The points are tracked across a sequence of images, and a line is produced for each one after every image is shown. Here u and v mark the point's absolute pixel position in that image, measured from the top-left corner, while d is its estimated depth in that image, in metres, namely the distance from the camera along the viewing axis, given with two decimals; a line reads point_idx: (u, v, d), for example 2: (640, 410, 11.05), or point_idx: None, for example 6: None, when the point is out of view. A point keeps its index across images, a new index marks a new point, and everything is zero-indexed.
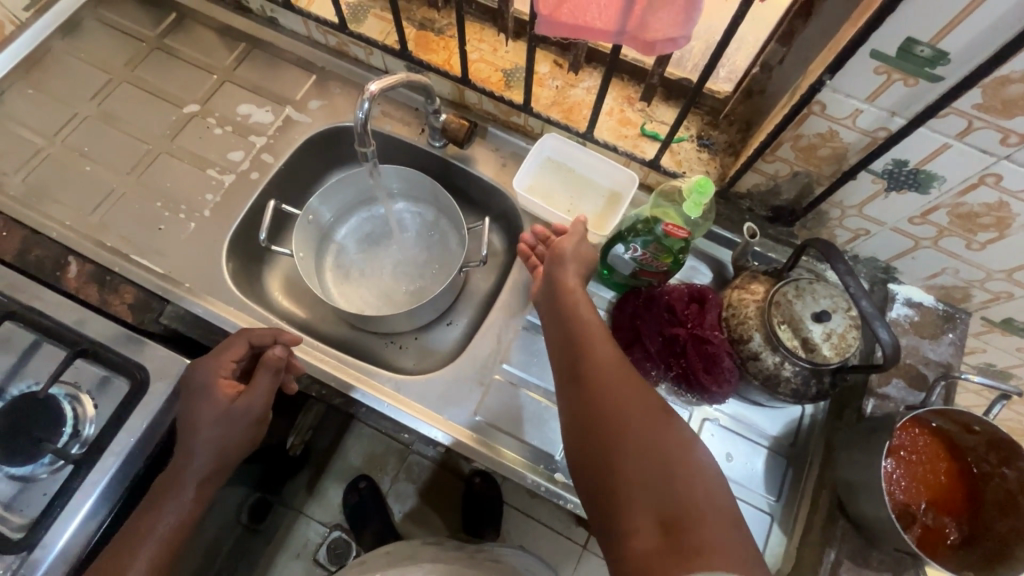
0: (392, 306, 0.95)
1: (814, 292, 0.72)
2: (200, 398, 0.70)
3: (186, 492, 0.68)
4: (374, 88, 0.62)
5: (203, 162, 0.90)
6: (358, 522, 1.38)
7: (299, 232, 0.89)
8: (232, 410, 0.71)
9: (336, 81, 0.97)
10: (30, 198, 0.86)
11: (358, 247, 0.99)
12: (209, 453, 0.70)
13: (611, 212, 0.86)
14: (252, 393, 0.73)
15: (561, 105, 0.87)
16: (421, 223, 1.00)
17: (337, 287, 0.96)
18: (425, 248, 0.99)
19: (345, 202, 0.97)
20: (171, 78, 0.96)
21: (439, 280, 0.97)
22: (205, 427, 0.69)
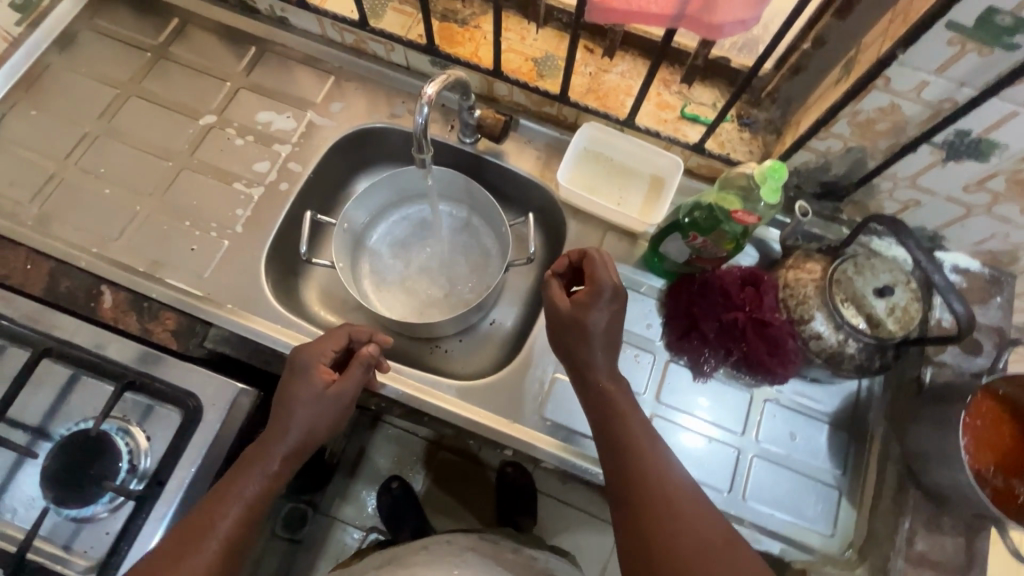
0: (434, 311, 0.93)
1: (873, 266, 0.72)
2: (300, 379, 0.69)
3: (272, 464, 0.65)
4: (431, 92, 0.60)
5: (228, 176, 0.86)
6: (392, 521, 1.35)
7: (337, 241, 0.87)
8: (326, 397, 0.69)
9: (356, 81, 0.93)
10: (51, 226, 0.82)
11: (394, 252, 0.97)
12: (299, 435, 0.67)
13: (656, 200, 0.85)
14: (346, 383, 0.70)
15: (597, 92, 0.85)
16: (457, 223, 0.97)
17: (375, 295, 0.93)
18: (462, 248, 0.97)
19: (379, 205, 0.94)
20: (183, 89, 0.91)
21: (479, 282, 0.94)
22: (300, 408, 0.68)
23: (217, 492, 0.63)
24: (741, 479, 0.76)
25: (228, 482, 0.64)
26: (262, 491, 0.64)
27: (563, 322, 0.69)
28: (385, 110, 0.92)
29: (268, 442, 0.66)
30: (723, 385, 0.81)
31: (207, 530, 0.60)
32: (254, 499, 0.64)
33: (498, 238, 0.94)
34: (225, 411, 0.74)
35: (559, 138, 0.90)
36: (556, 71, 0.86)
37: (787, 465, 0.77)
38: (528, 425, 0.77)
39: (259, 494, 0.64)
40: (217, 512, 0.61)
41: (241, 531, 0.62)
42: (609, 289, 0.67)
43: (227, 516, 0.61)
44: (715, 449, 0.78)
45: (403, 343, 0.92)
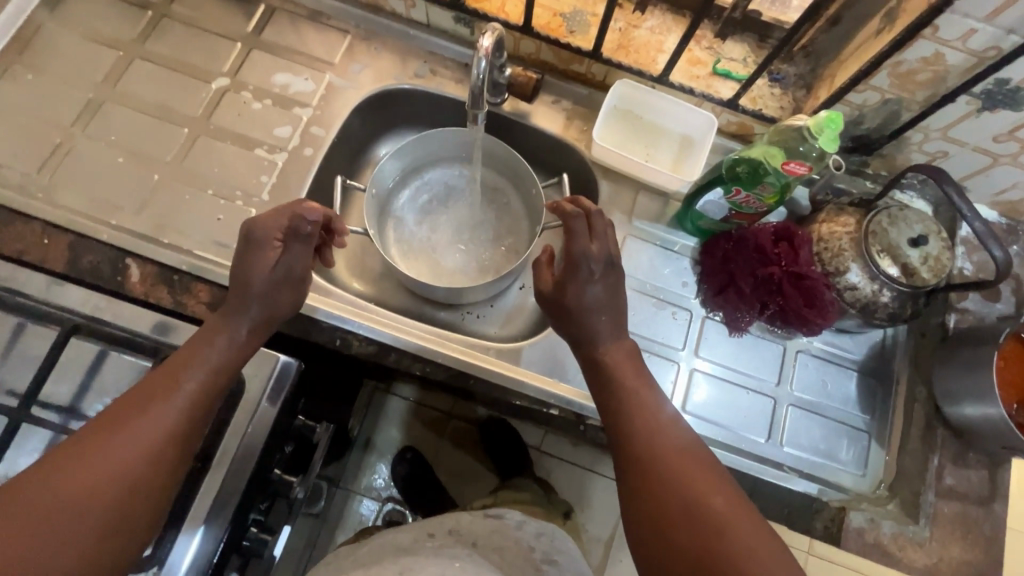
0: (464, 277, 0.92)
1: (906, 218, 0.74)
2: (248, 252, 0.64)
3: (238, 332, 0.62)
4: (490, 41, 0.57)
5: (248, 142, 0.82)
6: (409, 492, 1.37)
7: (367, 207, 0.84)
8: (279, 268, 0.64)
9: (376, 40, 0.89)
10: (62, 198, 0.77)
11: (420, 218, 0.95)
12: (259, 306, 0.63)
13: (688, 158, 0.85)
14: (291, 259, 0.64)
15: (627, 48, 0.84)
16: (484, 187, 0.95)
17: (404, 262, 0.92)
18: (488, 214, 0.95)
19: (405, 170, 0.92)
20: (191, 50, 0.86)
21: (509, 248, 0.93)
22: (255, 277, 0.63)
23: (171, 362, 0.57)
24: (778, 426, 0.79)
25: (190, 348, 0.59)
26: (225, 358, 0.59)
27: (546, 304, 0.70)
28: (408, 71, 0.88)
29: (227, 317, 0.62)
30: (757, 339, 0.83)
31: (165, 393, 0.54)
32: (218, 369, 0.59)
33: (527, 203, 0.93)
34: (269, 384, 0.71)
35: (588, 97, 0.88)
36: (586, 27, 0.84)
37: (820, 412, 0.80)
38: (574, 385, 0.77)
39: (218, 364, 0.59)
40: (172, 380, 0.55)
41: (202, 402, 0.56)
42: (583, 259, 0.66)
43: (187, 384, 0.56)
44: (753, 400, 0.80)
45: (434, 311, 0.91)
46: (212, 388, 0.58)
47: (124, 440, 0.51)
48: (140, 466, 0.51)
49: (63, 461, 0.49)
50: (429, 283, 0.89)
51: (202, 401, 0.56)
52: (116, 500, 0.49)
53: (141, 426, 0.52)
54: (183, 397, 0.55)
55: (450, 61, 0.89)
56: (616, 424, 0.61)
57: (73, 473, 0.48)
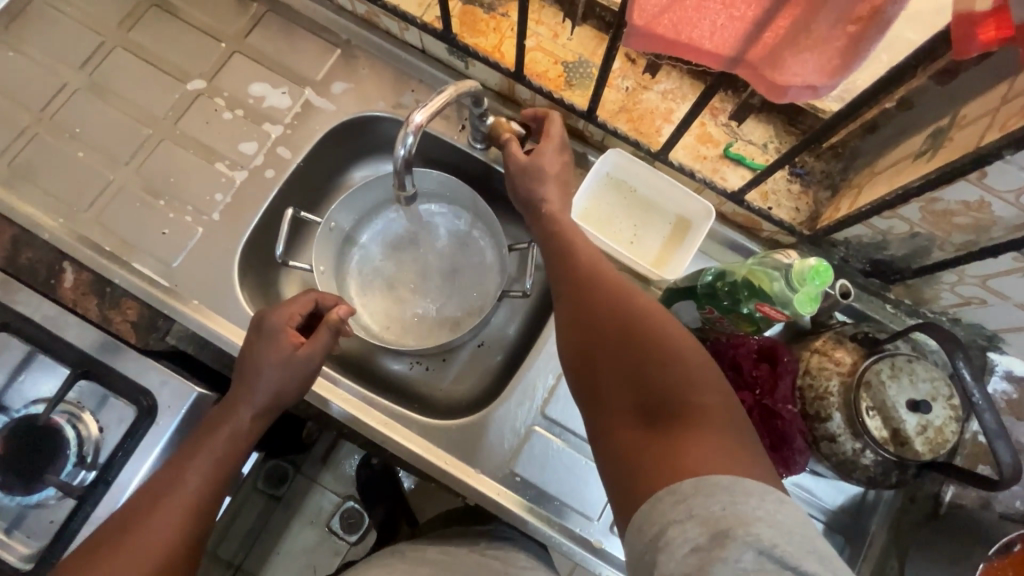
0: (418, 326, 0.85)
1: (912, 372, 0.62)
2: (267, 343, 0.67)
3: (243, 415, 0.65)
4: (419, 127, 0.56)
5: (212, 155, 0.79)
6: (369, 495, 1.24)
7: (320, 242, 0.79)
8: (293, 363, 0.67)
9: (365, 59, 0.82)
10: (19, 187, 0.76)
11: (384, 254, 0.88)
12: (265, 398, 0.66)
13: (678, 245, 0.75)
14: (313, 347, 0.67)
15: (630, 112, 0.74)
16: (458, 231, 0.88)
17: (358, 301, 0.86)
18: (458, 262, 0.87)
19: (375, 203, 0.86)
20: (174, 44, 0.82)
21: (472, 302, 0.86)
22: (267, 370, 0.66)
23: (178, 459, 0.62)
24: None
25: (199, 437, 0.63)
26: (223, 449, 0.64)
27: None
28: (391, 98, 0.81)
29: (230, 410, 0.65)
30: None
31: (170, 491, 0.60)
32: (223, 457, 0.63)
33: (498, 256, 0.86)
34: (180, 417, 0.69)
35: (581, 155, 0.79)
36: (588, 81, 0.74)
37: None
38: (494, 478, 0.71)
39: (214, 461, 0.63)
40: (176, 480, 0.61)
41: (206, 493, 0.62)
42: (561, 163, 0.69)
43: (190, 480, 0.61)
44: None
45: (379, 357, 0.85)
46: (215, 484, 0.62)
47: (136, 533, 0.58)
48: (160, 553, 0.58)
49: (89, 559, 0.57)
50: (380, 330, 0.84)
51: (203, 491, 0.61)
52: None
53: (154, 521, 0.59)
54: (189, 491, 0.61)
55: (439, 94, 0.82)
56: (575, 303, 0.60)
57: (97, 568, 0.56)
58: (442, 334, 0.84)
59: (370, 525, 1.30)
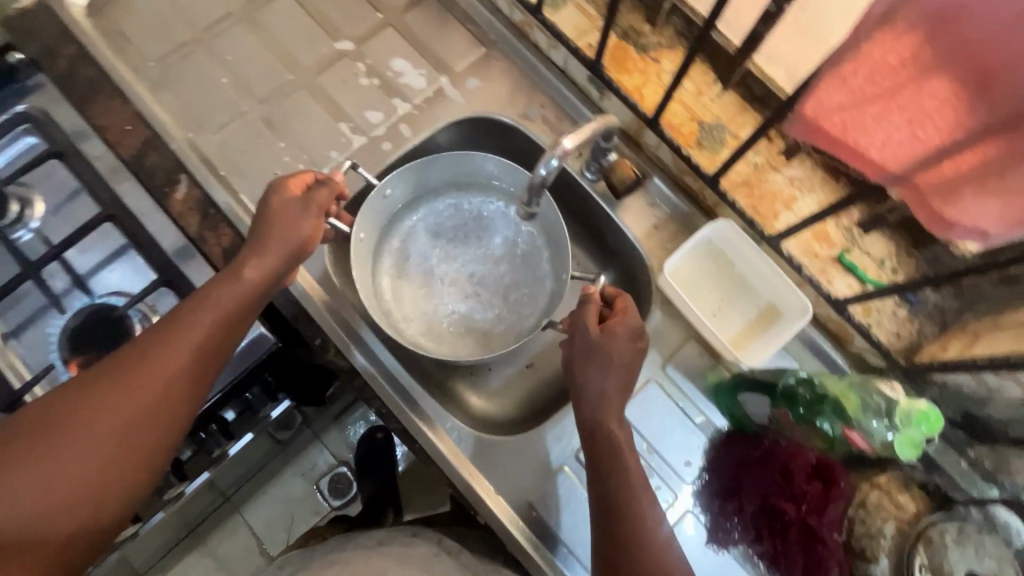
0: (444, 327, 0.80)
1: (980, 544, 0.57)
2: (272, 202, 0.65)
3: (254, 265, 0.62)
4: (568, 147, 0.60)
5: (338, 113, 0.82)
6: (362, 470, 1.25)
7: (365, 209, 0.76)
8: (296, 217, 0.65)
9: (507, 64, 0.84)
10: (163, 94, 0.81)
11: (428, 240, 0.83)
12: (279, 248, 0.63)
13: (760, 332, 0.73)
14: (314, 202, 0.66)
15: (752, 188, 0.73)
16: (520, 240, 0.83)
17: (387, 280, 0.81)
18: (510, 267, 0.82)
19: (434, 186, 0.83)
20: (335, 3, 0.85)
21: (509, 316, 0.80)
22: (273, 226, 0.64)
23: (166, 330, 0.58)
24: None
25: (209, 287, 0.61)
26: (212, 332, 0.58)
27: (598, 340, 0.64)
28: (519, 108, 0.83)
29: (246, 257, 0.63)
30: (733, 561, 0.71)
31: (185, 323, 0.58)
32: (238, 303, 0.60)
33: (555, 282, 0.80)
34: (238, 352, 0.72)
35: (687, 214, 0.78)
36: (719, 146, 0.73)
37: None
38: (510, 502, 0.71)
39: (209, 337, 0.59)
40: (185, 321, 0.58)
41: (218, 334, 0.59)
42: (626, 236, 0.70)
43: (201, 324, 0.58)
44: None
45: None
46: (227, 327, 0.60)
47: (126, 396, 0.54)
48: (161, 380, 0.56)
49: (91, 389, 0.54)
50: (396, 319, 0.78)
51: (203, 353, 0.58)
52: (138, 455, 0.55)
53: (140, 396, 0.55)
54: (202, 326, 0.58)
55: (565, 116, 0.83)
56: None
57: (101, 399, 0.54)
58: (471, 339, 0.79)
59: (355, 496, 1.32)
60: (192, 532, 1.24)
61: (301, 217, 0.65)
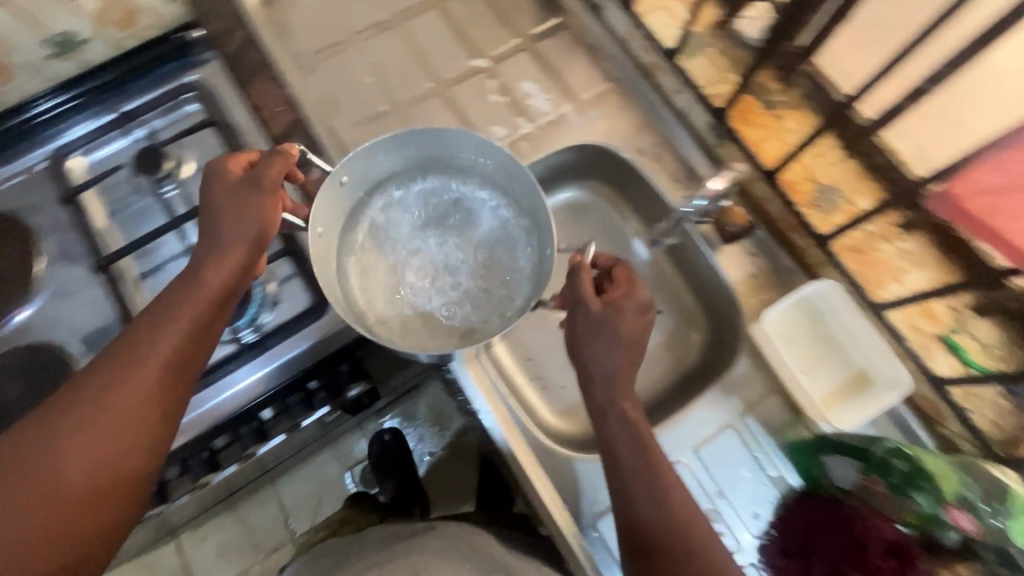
0: (416, 319, 0.74)
1: None
2: (225, 199, 0.62)
3: (209, 269, 0.60)
4: (719, 186, 0.74)
5: (466, 124, 0.87)
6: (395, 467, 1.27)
7: (324, 199, 0.70)
8: (247, 207, 0.62)
9: (629, 101, 0.88)
10: (312, 83, 0.89)
11: (392, 227, 0.77)
12: (236, 248, 0.61)
13: (849, 398, 0.73)
14: (263, 180, 0.63)
15: (862, 255, 0.76)
16: (507, 223, 0.78)
17: (354, 275, 0.74)
18: (488, 252, 0.77)
19: (390, 171, 0.77)
20: (477, 22, 0.92)
21: (493, 300, 0.75)
22: (228, 224, 0.62)
23: (124, 347, 0.55)
24: None
25: (163, 298, 0.58)
26: (183, 343, 0.57)
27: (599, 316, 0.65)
28: (634, 143, 0.87)
29: (203, 262, 0.60)
30: None
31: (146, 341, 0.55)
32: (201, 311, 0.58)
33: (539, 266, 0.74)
34: (337, 329, 0.76)
35: (785, 268, 0.79)
36: (834, 210, 0.77)
37: None
38: (575, 518, 0.72)
39: (179, 349, 0.56)
40: (146, 338, 0.56)
41: (185, 345, 0.57)
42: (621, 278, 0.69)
43: (168, 337, 0.56)
44: None
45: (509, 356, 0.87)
46: (193, 337, 0.57)
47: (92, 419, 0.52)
48: (128, 402, 0.53)
49: (49, 419, 0.51)
50: (365, 310, 0.72)
51: (169, 365, 0.56)
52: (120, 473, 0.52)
53: (107, 417, 0.52)
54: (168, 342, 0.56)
55: (678, 156, 0.85)
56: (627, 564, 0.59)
57: (64, 427, 0.51)
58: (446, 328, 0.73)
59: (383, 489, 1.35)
60: (230, 496, 1.27)
61: (261, 207, 0.63)
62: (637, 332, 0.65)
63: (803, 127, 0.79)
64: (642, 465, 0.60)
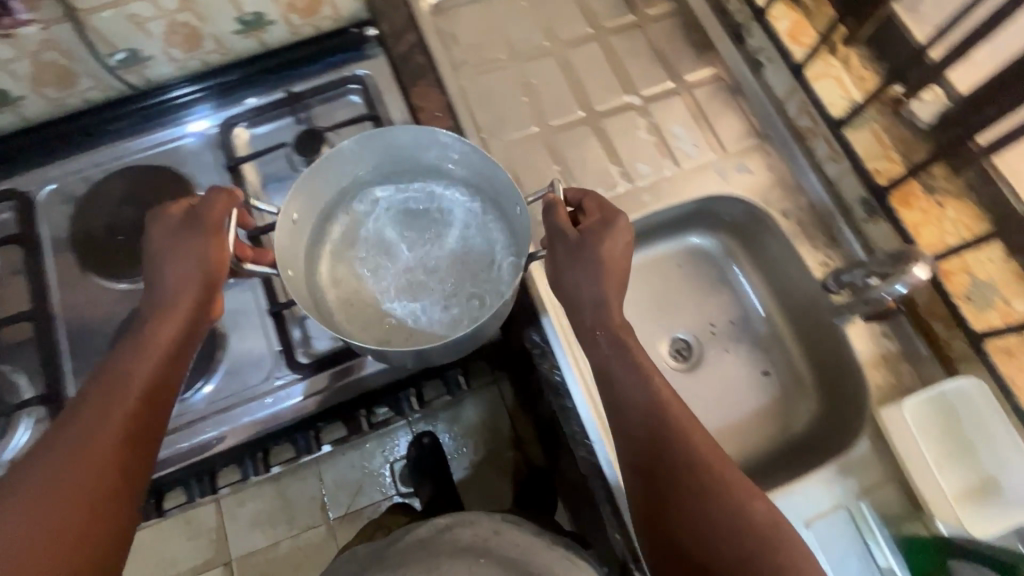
0: (393, 325, 0.76)
1: None
2: (170, 248, 0.65)
3: (168, 316, 0.63)
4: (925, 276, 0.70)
5: (613, 157, 0.88)
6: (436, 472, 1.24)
7: (285, 237, 0.72)
8: (189, 244, 0.65)
9: (777, 161, 0.88)
10: (469, 94, 0.92)
11: (369, 225, 0.81)
12: (188, 287, 0.65)
13: (982, 503, 0.70)
14: (199, 214, 0.66)
15: (1012, 357, 0.74)
16: (472, 216, 0.80)
17: (329, 269, 0.78)
18: (465, 252, 0.79)
19: (365, 175, 0.80)
20: (635, 62, 0.94)
21: (473, 288, 0.77)
22: (172, 266, 0.65)
23: (88, 412, 0.56)
24: None
25: (118, 353, 0.61)
26: (153, 380, 0.60)
27: (575, 242, 0.71)
28: (777, 202, 0.86)
29: (156, 313, 0.63)
30: None
31: (116, 388, 0.58)
32: (165, 352, 0.62)
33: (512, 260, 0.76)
34: None
35: (921, 356, 0.78)
36: (988, 307, 0.75)
37: None
38: None
39: (148, 387, 0.60)
40: (115, 385, 0.58)
41: (156, 382, 0.60)
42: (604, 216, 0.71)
43: (137, 380, 0.59)
44: None
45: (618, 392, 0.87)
46: (162, 373, 0.61)
47: (74, 461, 0.54)
48: (105, 441, 0.55)
49: (25, 477, 0.53)
50: (349, 322, 0.75)
51: (145, 398, 0.59)
52: (115, 500, 0.55)
53: (76, 481, 0.53)
54: (137, 386, 0.59)
55: (822, 224, 0.84)
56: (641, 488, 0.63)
57: (45, 478, 0.52)
58: (424, 326, 0.75)
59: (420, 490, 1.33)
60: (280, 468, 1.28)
61: (204, 249, 0.65)
62: (621, 264, 0.70)
63: (963, 218, 0.78)
64: (645, 398, 0.64)
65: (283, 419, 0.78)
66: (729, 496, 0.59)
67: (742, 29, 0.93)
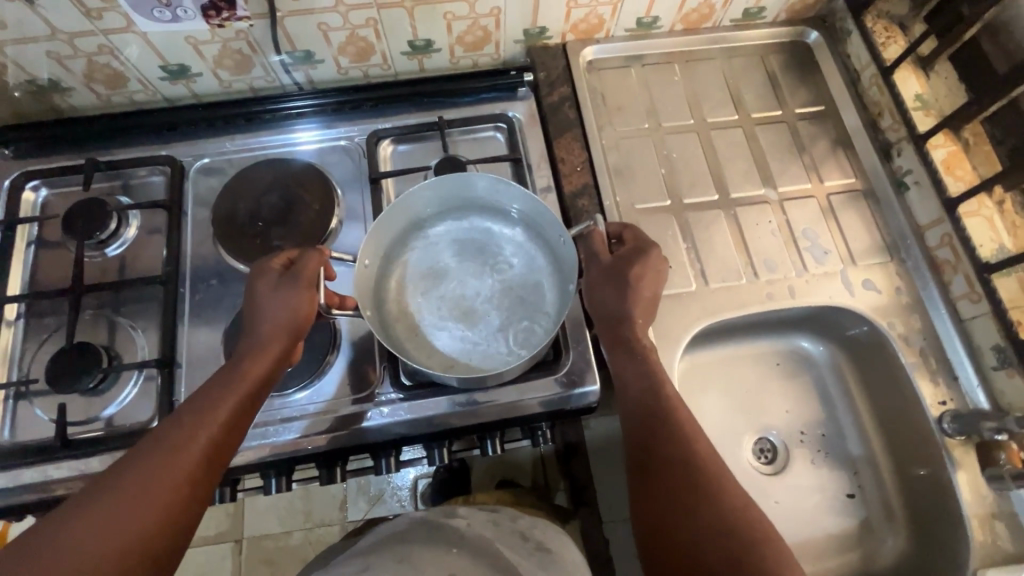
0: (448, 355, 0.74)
1: None
2: (269, 294, 0.67)
3: (256, 359, 0.64)
4: None
5: (741, 247, 0.89)
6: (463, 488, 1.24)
7: (357, 281, 0.73)
8: (285, 291, 0.67)
9: (906, 286, 0.87)
10: (611, 156, 0.94)
11: (426, 259, 0.79)
12: (279, 335, 0.66)
13: None
14: (299, 267, 0.69)
15: None
16: (532, 253, 0.79)
17: (394, 300, 0.77)
18: (520, 288, 0.77)
19: (437, 211, 0.81)
20: (779, 156, 0.94)
21: (524, 322, 0.75)
22: (268, 311, 0.67)
23: (165, 443, 0.56)
24: None
25: (202, 391, 0.62)
26: (229, 423, 0.60)
27: (609, 265, 0.76)
28: (901, 327, 0.84)
29: (244, 355, 0.65)
30: None
31: (195, 424, 0.58)
32: (247, 397, 0.62)
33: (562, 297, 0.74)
34: (561, 392, 0.77)
35: None
36: None
37: None
38: None
39: (224, 430, 0.60)
40: (196, 421, 0.59)
41: (230, 426, 0.60)
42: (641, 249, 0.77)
43: (216, 420, 0.59)
44: None
45: None
46: (239, 417, 0.61)
47: (138, 496, 0.53)
48: (171, 480, 0.55)
49: (88, 503, 0.52)
50: (415, 350, 0.74)
51: (218, 440, 0.59)
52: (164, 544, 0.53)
53: (137, 518, 0.52)
54: (213, 427, 0.59)
55: (944, 361, 0.83)
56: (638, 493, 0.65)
57: (108, 508, 0.52)
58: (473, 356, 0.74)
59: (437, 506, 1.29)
60: None
61: (299, 301, 0.67)
62: (649, 290, 0.75)
63: None
64: (646, 402, 0.69)
65: (365, 433, 0.75)
66: (711, 477, 0.63)
67: (893, 148, 0.93)
